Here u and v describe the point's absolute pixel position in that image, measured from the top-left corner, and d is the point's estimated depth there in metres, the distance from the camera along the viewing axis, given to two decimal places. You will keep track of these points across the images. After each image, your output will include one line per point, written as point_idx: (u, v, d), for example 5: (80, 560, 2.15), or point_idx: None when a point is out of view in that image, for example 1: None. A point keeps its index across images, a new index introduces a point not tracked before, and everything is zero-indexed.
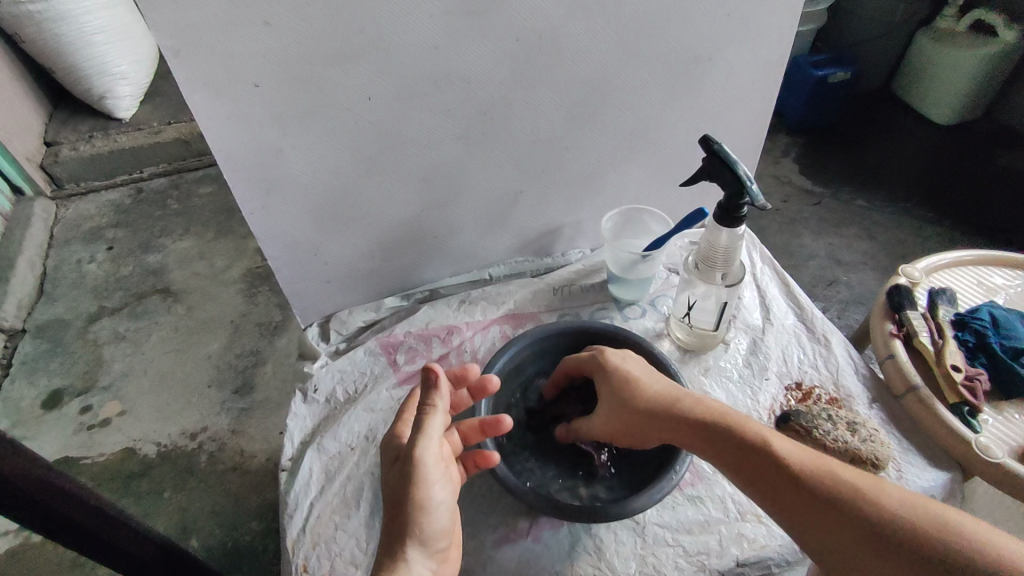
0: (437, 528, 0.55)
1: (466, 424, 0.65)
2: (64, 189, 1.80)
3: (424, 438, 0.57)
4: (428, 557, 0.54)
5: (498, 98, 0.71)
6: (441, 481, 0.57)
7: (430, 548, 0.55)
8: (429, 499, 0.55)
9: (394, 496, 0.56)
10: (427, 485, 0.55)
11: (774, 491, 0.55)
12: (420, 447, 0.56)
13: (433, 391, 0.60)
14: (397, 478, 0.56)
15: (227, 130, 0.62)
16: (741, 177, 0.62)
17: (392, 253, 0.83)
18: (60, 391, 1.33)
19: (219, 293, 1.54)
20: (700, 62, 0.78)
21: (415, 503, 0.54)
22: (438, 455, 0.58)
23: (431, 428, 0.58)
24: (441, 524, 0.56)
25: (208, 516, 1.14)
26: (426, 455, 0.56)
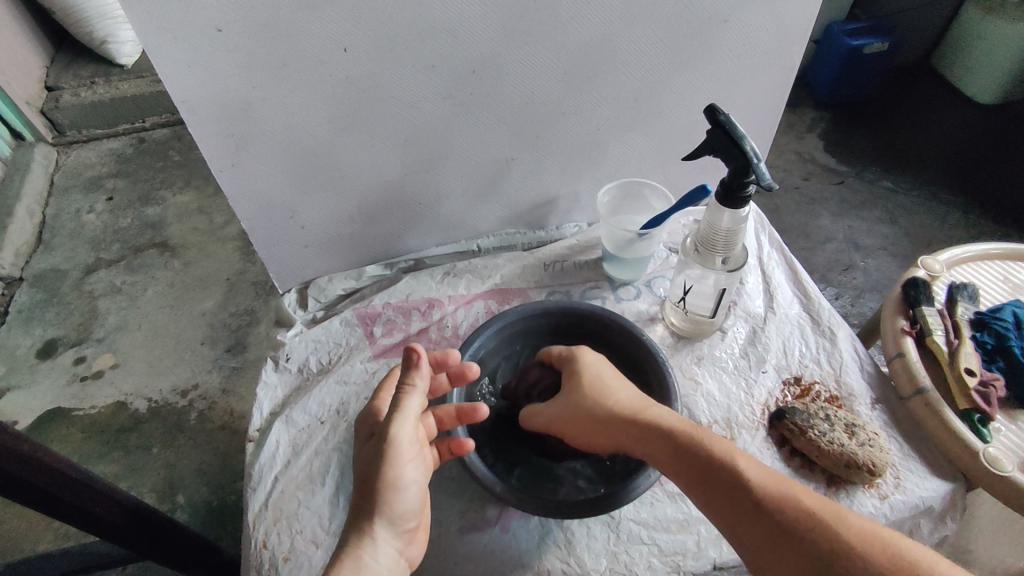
0: (407, 509, 0.52)
1: (442, 410, 0.62)
2: (66, 135, 1.76)
3: (400, 416, 0.54)
4: (395, 538, 0.51)
5: (490, 54, 0.65)
6: (414, 461, 0.54)
7: (398, 528, 0.51)
8: (401, 480, 0.52)
9: (364, 473, 0.52)
10: (400, 464, 0.52)
11: (727, 506, 0.50)
12: (395, 426, 0.53)
13: (414, 370, 0.56)
14: (370, 455, 0.53)
15: (189, 78, 0.58)
16: (747, 153, 0.56)
17: (374, 218, 0.79)
18: (55, 342, 1.33)
19: (216, 250, 1.51)
20: (716, 23, 0.70)
21: (387, 482, 0.51)
22: (413, 435, 0.54)
23: (408, 406, 0.55)
24: (411, 504, 0.53)
25: (195, 474, 1.13)
26: (401, 435, 0.53)
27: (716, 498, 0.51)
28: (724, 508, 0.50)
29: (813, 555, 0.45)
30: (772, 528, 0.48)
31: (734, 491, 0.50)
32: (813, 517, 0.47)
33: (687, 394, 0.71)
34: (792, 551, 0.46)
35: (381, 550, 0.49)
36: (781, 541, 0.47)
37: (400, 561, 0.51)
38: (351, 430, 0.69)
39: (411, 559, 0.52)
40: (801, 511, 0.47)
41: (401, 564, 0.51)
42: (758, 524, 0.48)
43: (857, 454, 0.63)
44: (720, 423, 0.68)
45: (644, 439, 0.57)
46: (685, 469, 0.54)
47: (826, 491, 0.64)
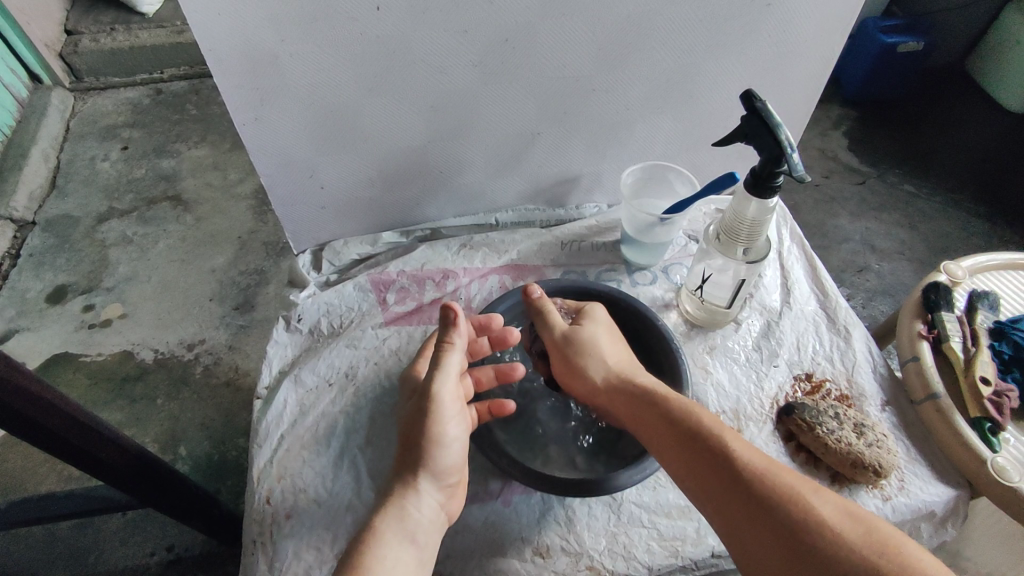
0: (451, 463, 0.53)
1: (481, 370, 0.64)
2: (83, 81, 1.74)
3: (441, 373, 0.54)
4: (438, 491, 0.52)
5: (524, 22, 0.63)
6: (456, 417, 0.54)
7: (442, 482, 0.53)
8: (443, 436, 0.53)
9: (409, 429, 0.54)
10: (443, 420, 0.53)
11: (709, 472, 0.51)
12: (437, 382, 0.54)
13: (451, 328, 0.57)
14: (415, 411, 0.54)
15: (218, 28, 0.56)
16: (782, 142, 0.55)
17: (394, 184, 0.78)
18: (65, 287, 1.33)
19: (228, 207, 1.50)
20: (756, 7, 0.68)
21: (429, 437, 0.52)
22: (455, 392, 0.55)
23: (448, 363, 0.55)
24: (455, 459, 0.53)
25: (197, 428, 1.14)
26: (443, 390, 0.53)
27: (696, 464, 0.52)
28: (702, 475, 0.52)
29: (784, 526, 0.46)
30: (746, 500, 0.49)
31: (717, 462, 0.51)
32: (790, 491, 0.48)
33: (697, 383, 0.70)
34: (763, 524, 0.47)
35: (424, 502, 0.51)
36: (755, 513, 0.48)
37: (441, 513, 0.52)
38: (360, 394, 0.69)
39: (453, 512, 0.53)
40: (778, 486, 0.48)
41: (443, 516, 0.53)
42: (731, 504, 0.49)
43: (865, 454, 0.62)
44: (728, 413, 0.68)
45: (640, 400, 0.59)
46: (672, 434, 0.55)
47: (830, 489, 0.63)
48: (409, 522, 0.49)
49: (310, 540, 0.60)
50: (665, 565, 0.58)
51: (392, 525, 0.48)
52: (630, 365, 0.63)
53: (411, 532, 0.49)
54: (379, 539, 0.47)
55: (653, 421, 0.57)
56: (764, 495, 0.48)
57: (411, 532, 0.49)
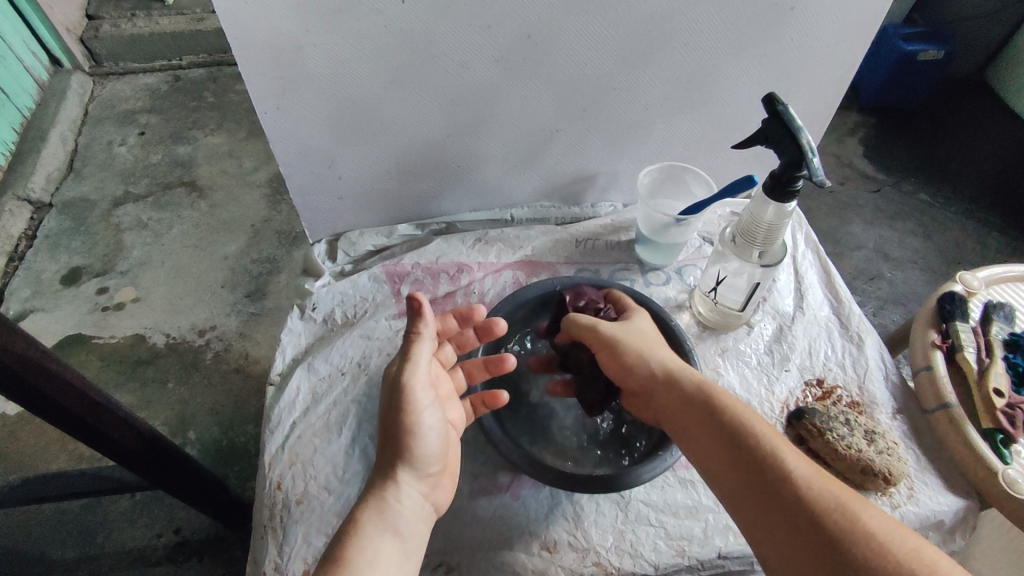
0: (429, 453, 0.53)
1: (470, 363, 0.64)
2: (102, 66, 1.76)
3: (411, 365, 0.53)
4: (419, 481, 0.53)
5: (547, 19, 0.63)
6: (430, 407, 0.54)
7: (421, 473, 0.53)
8: (421, 426, 0.52)
9: (384, 420, 0.54)
10: (417, 411, 0.53)
11: (740, 476, 0.51)
12: (408, 373, 0.53)
13: (418, 317, 0.55)
14: (388, 404, 0.54)
15: (243, 15, 0.57)
16: (804, 147, 0.55)
17: (410, 176, 0.78)
18: (80, 269, 1.35)
19: (243, 195, 1.52)
20: (781, 10, 0.68)
21: (406, 429, 0.52)
22: (427, 382, 0.55)
23: (418, 353, 0.55)
24: (433, 448, 0.54)
25: (207, 413, 1.15)
26: (414, 381, 0.53)
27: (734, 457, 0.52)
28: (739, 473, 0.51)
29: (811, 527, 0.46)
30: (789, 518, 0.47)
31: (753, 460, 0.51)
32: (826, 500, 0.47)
33: None
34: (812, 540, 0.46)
35: (405, 493, 0.51)
36: (790, 524, 0.47)
37: (424, 504, 0.53)
38: (371, 384, 0.69)
39: (437, 502, 0.54)
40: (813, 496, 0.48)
41: (427, 507, 0.53)
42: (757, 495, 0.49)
43: (872, 461, 0.62)
44: None
45: (675, 403, 0.57)
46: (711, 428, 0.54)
47: None
48: (390, 513, 0.49)
49: (319, 526, 0.60)
50: (672, 565, 0.58)
51: (373, 517, 0.49)
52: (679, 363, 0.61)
53: (393, 523, 0.49)
54: (361, 531, 0.48)
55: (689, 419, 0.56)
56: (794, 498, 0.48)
57: (393, 523, 0.49)
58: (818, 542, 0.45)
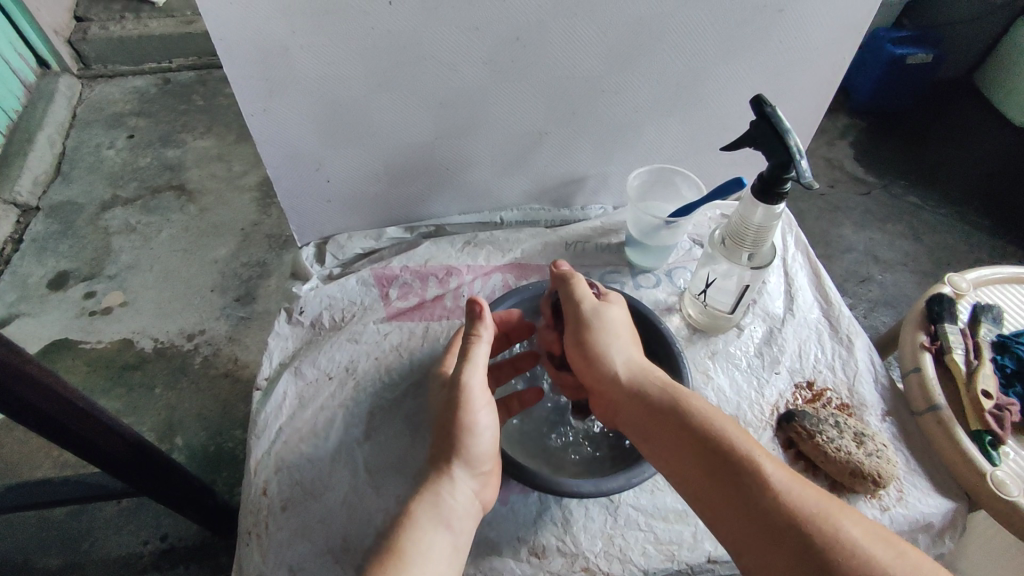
0: (484, 452, 0.53)
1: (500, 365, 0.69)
2: (91, 69, 1.75)
3: (470, 364, 0.55)
4: (472, 479, 0.53)
5: (535, 21, 0.63)
6: (488, 406, 0.55)
7: (475, 472, 0.53)
8: (476, 424, 0.53)
9: (441, 418, 0.54)
10: (474, 410, 0.53)
11: (704, 480, 0.51)
12: (468, 372, 0.54)
13: (479, 320, 0.58)
14: (445, 403, 0.55)
15: (227, 15, 0.56)
16: (792, 149, 0.55)
17: (399, 179, 0.78)
18: (67, 273, 1.33)
19: (233, 199, 1.51)
20: (770, 12, 0.68)
21: (463, 427, 0.52)
22: (485, 383, 0.55)
23: (476, 354, 0.56)
24: (488, 448, 0.54)
25: (195, 418, 1.14)
26: (474, 380, 0.54)
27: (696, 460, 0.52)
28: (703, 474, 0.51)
29: (776, 529, 0.46)
30: (754, 519, 0.47)
31: (713, 463, 0.51)
32: (790, 501, 0.47)
33: (698, 387, 0.70)
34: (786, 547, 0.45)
35: (459, 489, 0.51)
36: (757, 526, 0.47)
37: (476, 502, 0.53)
38: (359, 388, 0.69)
39: (488, 502, 0.54)
40: (775, 495, 0.47)
41: (478, 506, 0.53)
42: (722, 497, 0.49)
43: (862, 463, 0.62)
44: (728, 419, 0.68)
45: (640, 405, 0.57)
46: (674, 431, 0.54)
47: None
48: (443, 509, 0.49)
49: (305, 532, 0.59)
50: (661, 569, 0.58)
51: (427, 511, 0.49)
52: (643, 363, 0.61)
53: (447, 519, 0.49)
54: (415, 525, 0.48)
55: (653, 422, 0.56)
56: (758, 498, 0.48)
57: (445, 519, 0.49)
58: (785, 544, 0.45)
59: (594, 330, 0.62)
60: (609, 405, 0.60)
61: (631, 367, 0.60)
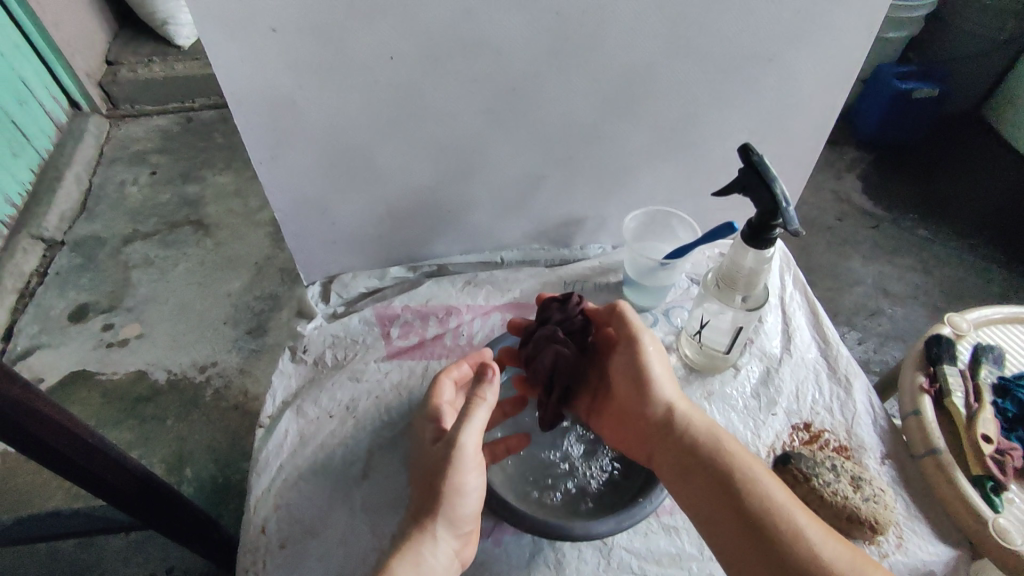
0: (468, 513, 0.54)
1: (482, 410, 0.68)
2: (119, 109, 1.84)
3: (468, 424, 0.55)
4: (453, 538, 0.53)
5: (531, 73, 0.66)
6: (478, 468, 0.55)
7: (456, 531, 0.53)
8: (463, 486, 0.53)
9: (429, 474, 0.54)
10: (465, 471, 0.53)
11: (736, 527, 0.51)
12: (464, 433, 0.54)
13: (485, 382, 0.58)
14: (436, 459, 0.55)
15: (238, 72, 0.60)
16: (778, 197, 0.56)
17: (403, 222, 0.80)
18: (87, 306, 1.38)
19: (248, 233, 1.55)
20: (759, 62, 0.70)
21: (451, 488, 0.52)
22: (478, 444, 0.56)
23: (476, 415, 0.56)
24: (472, 508, 0.54)
25: (204, 450, 1.16)
26: (469, 442, 0.54)
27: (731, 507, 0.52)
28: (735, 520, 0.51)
29: None
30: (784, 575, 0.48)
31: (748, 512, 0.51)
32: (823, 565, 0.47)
33: None
34: None
35: (440, 549, 0.51)
36: None
37: (454, 561, 0.53)
38: (359, 426, 0.70)
39: (464, 560, 0.54)
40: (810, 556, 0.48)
41: (455, 564, 0.53)
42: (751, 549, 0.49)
43: (859, 508, 0.61)
44: None
45: (682, 442, 0.57)
46: (714, 474, 0.54)
47: None
48: (423, 569, 0.50)
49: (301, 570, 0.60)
50: None
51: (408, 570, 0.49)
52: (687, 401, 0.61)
53: None
54: None
55: (694, 461, 0.56)
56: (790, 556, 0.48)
57: None
58: None
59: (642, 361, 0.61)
60: (647, 438, 0.60)
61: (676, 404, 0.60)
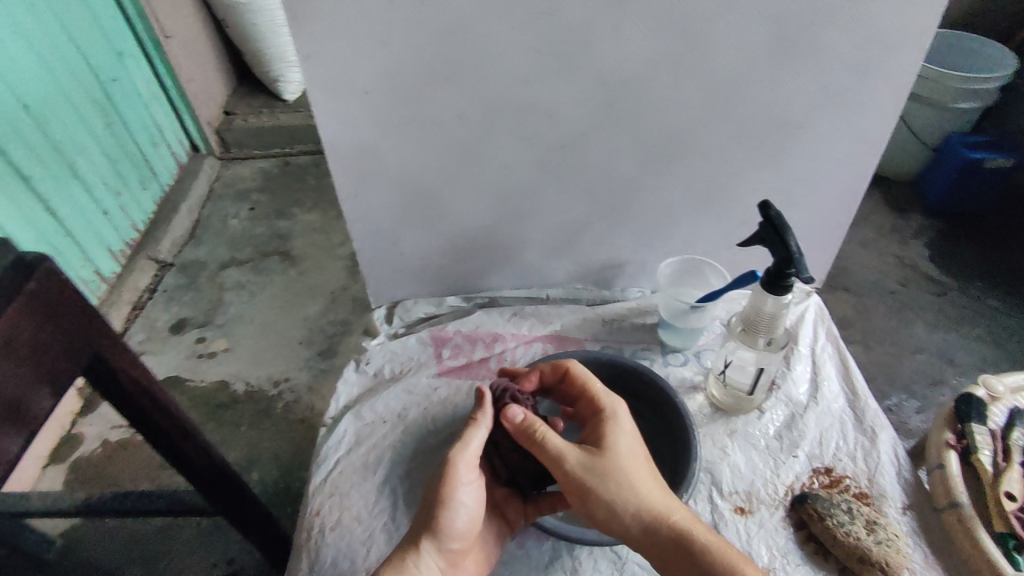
0: (456, 531, 0.59)
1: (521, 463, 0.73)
2: (230, 152, 2.12)
3: (461, 445, 0.61)
4: (440, 555, 0.58)
5: (579, 134, 0.76)
6: (468, 487, 0.60)
7: (443, 548, 0.58)
8: (453, 504, 0.59)
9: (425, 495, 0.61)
10: (453, 488, 0.59)
11: None
12: (456, 452, 0.61)
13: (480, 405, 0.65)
14: (432, 480, 0.61)
15: (336, 126, 0.73)
16: (792, 250, 0.63)
17: (462, 257, 0.91)
18: (185, 320, 1.57)
19: (328, 265, 1.72)
20: (789, 129, 0.78)
21: (438, 504, 0.58)
22: (473, 464, 0.62)
23: (471, 438, 0.62)
24: (461, 527, 0.59)
25: (271, 456, 1.28)
26: (460, 460, 0.60)
27: None
28: None
29: None
30: None
31: None
32: None
33: (714, 462, 0.74)
34: None
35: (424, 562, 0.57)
36: None
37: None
38: (407, 432, 0.79)
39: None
40: None
41: None
42: None
43: (870, 550, 0.63)
44: (740, 494, 0.71)
45: (664, 552, 0.57)
46: None
47: None
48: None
49: (347, 550, 0.69)
50: None
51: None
52: (659, 501, 0.59)
53: None
54: None
55: (681, 569, 0.56)
56: None
57: None
58: None
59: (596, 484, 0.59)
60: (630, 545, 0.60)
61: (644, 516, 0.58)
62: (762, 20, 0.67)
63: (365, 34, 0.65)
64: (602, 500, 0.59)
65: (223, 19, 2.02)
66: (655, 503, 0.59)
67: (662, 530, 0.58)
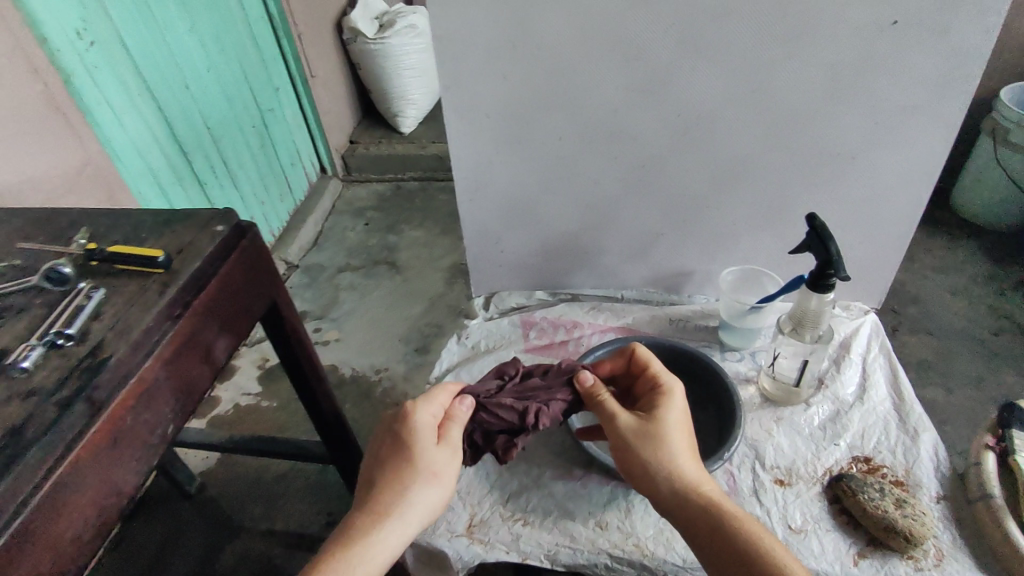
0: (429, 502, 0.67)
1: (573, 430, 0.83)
2: (352, 175, 2.45)
3: (450, 434, 0.71)
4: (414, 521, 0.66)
5: (657, 156, 0.92)
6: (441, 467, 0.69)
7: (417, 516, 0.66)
8: (434, 479, 0.68)
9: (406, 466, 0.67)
10: (436, 465, 0.68)
11: None
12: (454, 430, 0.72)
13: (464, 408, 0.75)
14: (415, 455, 0.68)
15: (461, 142, 0.93)
16: (833, 253, 0.74)
17: (550, 257, 1.08)
18: (306, 312, 1.84)
19: (428, 275, 1.95)
20: (844, 158, 0.89)
21: (425, 477, 0.67)
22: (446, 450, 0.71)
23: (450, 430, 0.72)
24: (435, 500, 0.67)
25: (370, 430, 1.48)
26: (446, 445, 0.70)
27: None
28: None
29: None
30: None
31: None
32: None
33: (760, 440, 0.84)
34: None
35: (404, 526, 0.64)
36: None
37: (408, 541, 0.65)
38: None
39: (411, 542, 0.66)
40: None
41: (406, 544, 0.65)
42: None
43: (897, 522, 0.71)
44: (781, 469, 0.81)
45: (688, 513, 0.65)
46: (718, 544, 0.63)
47: (863, 546, 0.73)
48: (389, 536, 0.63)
49: None
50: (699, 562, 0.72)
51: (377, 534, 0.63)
52: (692, 472, 0.68)
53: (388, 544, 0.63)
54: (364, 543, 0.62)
55: (701, 532, 0.64)
56: None
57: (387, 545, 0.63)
58: None
59: (642, 443, 0.69)
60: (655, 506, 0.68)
61: (680, 479, 0.67)
62: (818, 64, 0.80)
63: (491, 72, 0.85)
64: (645, 456, 0.68)
65: (361, 60, 2.38)
66: (689, 473, 0.67)
67: (694, 494, 0.66)
